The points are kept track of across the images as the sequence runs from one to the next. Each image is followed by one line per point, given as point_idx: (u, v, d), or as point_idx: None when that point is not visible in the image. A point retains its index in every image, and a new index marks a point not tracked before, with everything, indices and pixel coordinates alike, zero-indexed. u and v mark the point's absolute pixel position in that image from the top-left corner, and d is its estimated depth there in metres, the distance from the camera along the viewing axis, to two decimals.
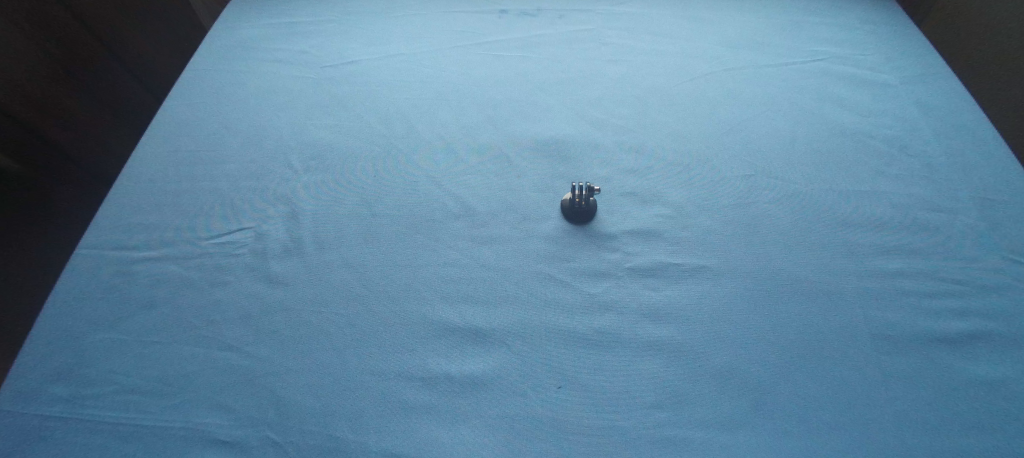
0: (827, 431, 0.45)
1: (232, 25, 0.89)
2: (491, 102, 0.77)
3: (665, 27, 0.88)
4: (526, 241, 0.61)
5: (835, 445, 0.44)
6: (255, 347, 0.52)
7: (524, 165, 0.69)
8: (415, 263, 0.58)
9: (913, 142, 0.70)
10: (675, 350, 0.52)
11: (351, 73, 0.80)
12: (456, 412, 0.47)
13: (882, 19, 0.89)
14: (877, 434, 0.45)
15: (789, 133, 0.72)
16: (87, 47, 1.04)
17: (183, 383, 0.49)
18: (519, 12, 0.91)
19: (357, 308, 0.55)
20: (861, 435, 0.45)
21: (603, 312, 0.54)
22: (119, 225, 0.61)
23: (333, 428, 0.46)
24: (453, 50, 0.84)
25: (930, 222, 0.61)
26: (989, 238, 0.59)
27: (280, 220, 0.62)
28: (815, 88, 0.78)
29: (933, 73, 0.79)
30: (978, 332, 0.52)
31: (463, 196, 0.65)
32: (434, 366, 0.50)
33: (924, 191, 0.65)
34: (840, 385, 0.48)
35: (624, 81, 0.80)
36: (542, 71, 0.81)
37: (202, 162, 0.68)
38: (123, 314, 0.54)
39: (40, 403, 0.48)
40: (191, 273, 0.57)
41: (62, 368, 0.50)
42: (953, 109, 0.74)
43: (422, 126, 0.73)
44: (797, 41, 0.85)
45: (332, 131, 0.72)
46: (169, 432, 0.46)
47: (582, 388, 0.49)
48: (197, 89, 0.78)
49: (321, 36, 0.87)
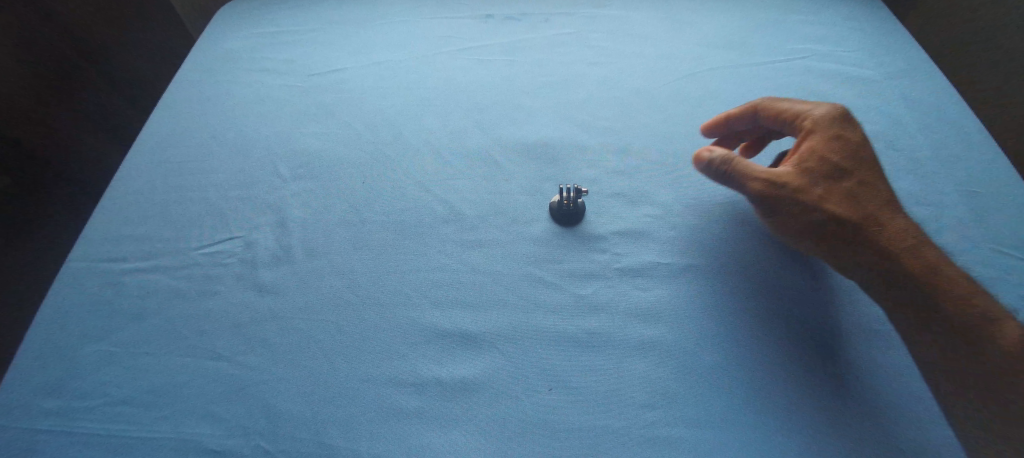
0: (812, 427, 0.46)
1: (217, 33, 0.89)
2: (479, 106, 0.77)
3: (651, 29, 0.88)
4: (514, 244, 0.61)
5: (819, 442, 0.45)
6: (245, 356, 0.52)
7: (511, 168, 0.69)
8: (403, 269, 0.59)
9: (898, 137, 0.70)
10: (663, 350, 0.52)
11: (338, 81, 0.81)
12: (448, 416, 0.48)
13: (870, 15, 0.89)
14: (859, 429, 0.46)
15: (773, 131, 0.72)
16: (78, 60, 1.05)
17: (172, 394, 0.49)
18: (504, 16, 0.90)
19: (346, 316, 0.55)
20: (845, 431, 0.46)
21: (592, 314, 0.55)
22: (104, 235, 0.61)
23: (324, 435, 0.47)
24: (439, 57, 0.84)
25: (917, 215, 0.62)
26: (973, 230, 0.60)
27: (269, 228, 0.63)
28: (800, 84, 0.78)
29: (917, 69, 0.79)
30: None
31: (451, 201, 0.65)
32: (426, 370, 0.50)
33: (910, 184, 0.65)
34: (826, 379, 0.49)
35: (610, 83, 0.80)
36: (528, 75, 0.81)
37: (188, 171, 0.68)
38: (110, 326, 0.54)
39: (27, 416, 0.48)
40: (180, 283, 0.57)
41: (50, 381, 0.50)
42: (936, 104, 0.74)
43: (410, 132, 0.74)
44: (784, 39, 0.85)
45: (320, 139, 0.73)
46: (160, 442, 0.47)
47: (573, 390, 0.49)
48: (183, 99, 0.78)
49: (306, 43, 0.87)
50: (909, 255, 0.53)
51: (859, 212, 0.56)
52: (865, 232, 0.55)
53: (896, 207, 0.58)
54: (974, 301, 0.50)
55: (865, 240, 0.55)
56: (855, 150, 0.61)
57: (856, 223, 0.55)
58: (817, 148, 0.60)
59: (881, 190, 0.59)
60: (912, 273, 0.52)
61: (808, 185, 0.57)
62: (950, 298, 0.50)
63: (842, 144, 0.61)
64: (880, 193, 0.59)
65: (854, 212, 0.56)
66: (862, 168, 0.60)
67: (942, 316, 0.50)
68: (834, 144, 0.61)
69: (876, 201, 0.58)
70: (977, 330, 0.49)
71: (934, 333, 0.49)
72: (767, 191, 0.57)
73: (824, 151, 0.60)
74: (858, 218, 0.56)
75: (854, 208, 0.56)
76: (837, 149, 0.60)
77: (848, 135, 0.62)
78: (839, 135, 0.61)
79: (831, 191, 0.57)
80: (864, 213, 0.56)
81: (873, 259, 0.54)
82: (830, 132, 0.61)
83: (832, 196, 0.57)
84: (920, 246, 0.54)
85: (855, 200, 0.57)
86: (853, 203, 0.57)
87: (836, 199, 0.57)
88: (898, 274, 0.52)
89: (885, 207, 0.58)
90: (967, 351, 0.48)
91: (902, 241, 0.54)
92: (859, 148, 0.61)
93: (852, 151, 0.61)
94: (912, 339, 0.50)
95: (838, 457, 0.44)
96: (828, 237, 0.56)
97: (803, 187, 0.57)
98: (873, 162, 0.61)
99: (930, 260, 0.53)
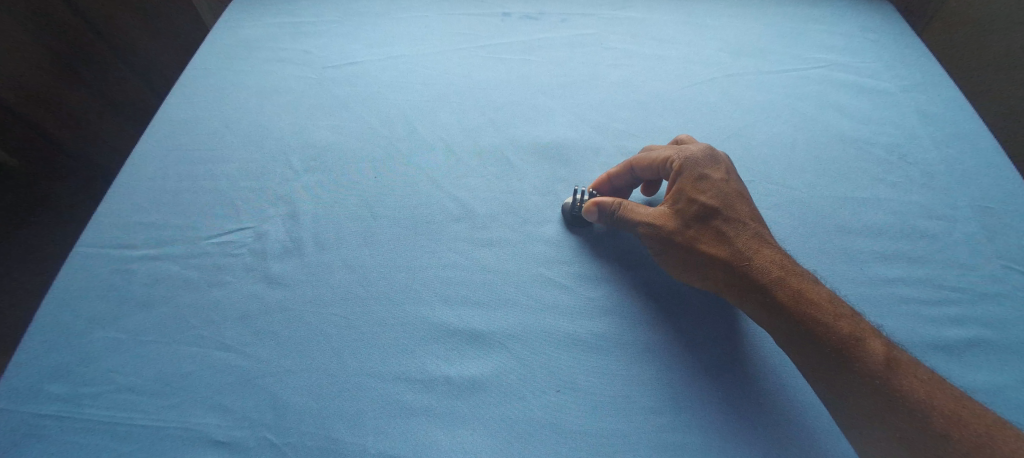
0: (812, 434, 0.47)
1: (231, 23, 0.89)
2: (494, 105, 0.77)
3: (668, 33, 0.88)
4: (526, 245, 0.61)
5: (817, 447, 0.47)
6: (253, 348, 0.52)
7: (525, 169, 0.69)
8: (415, 265, 0.58)
9: (913, 150, 0.70)
10: (669, 356, 0.52)
11: (353, 74, 0.80)
12: (457, 415, 0.48)
13: (887, 26, 0.89)
14: None
15: (788, 139, 0.72)
16: (91, 42, 1.04)
17: (179, 384, 0.49)
18: (521, 15, 0.90)
19: (356, 311, 0.54)
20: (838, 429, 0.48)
21: (601, 317, 0.55)
22: (114, 221, 0.61)
23: (331, 429, 0.47)
24: (455, 53, 0.84)
25: (930, 229, 0.62)
26: (986, 246, 0.60)
27: (280, 219, 0.62)
28: (817, 95, 0.78)
29: (932, 82, 0.79)
30: (973, 340, 0.53)
31: (464, 199, 0.65)
32: (434, 368, 0.50)
33: (923, 198, 0.65)
34: None
35: (627, 86, 0.80)
36: (545, 74, 0.81)
37: (199, 160, 0.68)
38: (118, 313, 0.54)
39: (31, 401, 0.48)
40: (190, 272, 0.57)
41: (56, 365, 0.50)
42: (951, 118, 0.74)
43: (423, 128, 0.73)
44: (800, 48, 0.85)
45: (333, 131, 0.73)
46: (166, 432, 0.47)
47: (581, 393, 0.49)
48: (197, 86, 0.78)
49: (323, 35, 0.87)
50: (786, 295, 0.50)
51: (737, 252, 0.53)
52: (745, 273, 0.52)
53: (774, 246, 0.54)
54: (860, 342, 0.46)
55: (742, 281, 0.52)
56: (724, 189, 0.56)
57: (733, 265, 0.52)
58: (680, 190, 0.56)
59: (758, 229, 0.55)
60: (798, 317, 0.49)
61: (723, 231, 0.54)
62: (834, 341, 0.47)
63: (709, 185, 0.56)
64: (758, 232, 0.54)
65: (722, 252, 0.53)
66: (730, 208, 0.55)
67: (830, 357, 0.47)
68: (691, 185, 0.56)
69: (754, 241, 0.54)
70: (867, 367, 0.45)
71: (844, 376, 0.46)
72: (652, 233, 0.56)
73: (689, 192, 0.56)
74: (737, 259, 0.52)
75: (728, 249, 0.53)
76: (699, 189, 0.56)
77: (713, 175, 0.57)
78: (703, 175, 0.57)
79: (697, 231, 0.54)
80: (741, 254, 0.53)
81: (757, 301, 0.51)
82: (692, 173, 0.57)
83: (701, 236, 0.54)
84: (806, 292, 0.50)
85: (722, 239, 0.53)
86: (731, 243, 0.53)
87: (706, 240, 0.54)
88: (785, 320, 0.49)
89: (753, 243, 0.53)
90: (860, 394, 0.45)
91: (789, 282, 0.50)
92: (727, 189, 0.56)
93: (722, 190, 0.56)
94: (814, 379, 0.48)
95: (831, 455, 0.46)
96: (717, 280, 0.53)
97: (672, 229, 0.55)
98: (746, 200, 0.57)
99: (820, 303, 0.49)
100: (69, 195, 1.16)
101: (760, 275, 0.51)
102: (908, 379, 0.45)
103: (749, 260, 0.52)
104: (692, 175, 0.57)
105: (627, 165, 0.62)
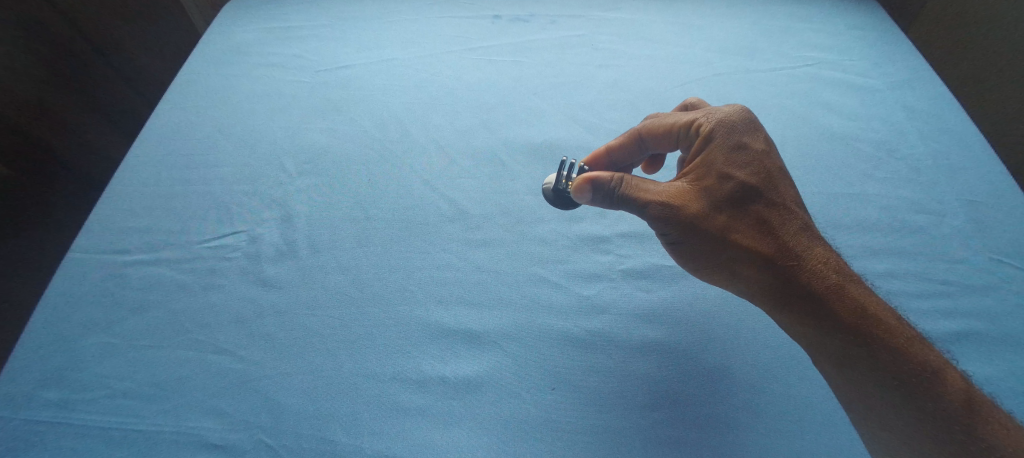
0: (806, 427, 0.48)
1: (223, 27, 0.89)
2: (486, 107, 0.77)
3: (659, 34, 0.89)
4: (520, 245, 0.61)
5: (808, 442, 0.47)
6: (249, 351, 0.52)
7: (517, 169, 0.70)
8: (410, 267, 0.59)
9: (900, 146, 0.71)
10: (663, 352, 0.53)
11: (346, 77, 0.81)
12: (453, 414, 0.48)
13: (874, 24, 0.90)
14: (842, 422, 0.49)
15: (778, 136, 0.73)
16: (76, 41, 1.05)
17: (173, 388, 0.49)
18: (512, 18, 0.90)
19: (351, 312, 0.55)
20: (831, 420, 0.49)
21: (596, 315, 0.55)
22: (108, 226, 0.61)
23: (327, 431, 0.47)
24: (448, 56, 0.84)
25: (919, 223, 0.63)
26: (973, 239, 0.61)
27: (274, 223, 0.62)
28: (805, 92, 0.79)
29: (918, 78, 0.81)
30: (963, 331, 0.54)
31: (457, 200, 0.66)
32: (428, 368, 0.51)
33: (911, 192, 0.66)
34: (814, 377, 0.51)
35: (617, 86, 0.81)
36: (536, 76, 0.82)
37: (193, 164, 0.68)
38: (112, 317, 0.54)
39: (24, 409, 0.48)
40: (184, 276, 0.57)
41: (50, 372, 0.50)
42: (938, 113, 0.75)
43: (417, 131, 0.74)
44: (789, 46, 0.86)
45: (327, 134, 0.73)
46: (162, 436, 0.47)
47: (573, 388, 0.50)
48: (189, 91, 0.78)
49: (316, 39, 0.87)
50: (838, 300, 0.48)
51: (776, 240, 0.51)
52: (784, 266, 0.50)
53: (816, 237, 0.52)
54: (921, 362, 0.45)
55: (779, 272, 0.50)
56: (760, 162, 0.54)
57: (770, 254, 0.50)
58: (710, 162, 0.54)
59: (792, 209, 0.53)
60: (847, 321, 0.47)
61: (759, 215, 0.52)
62: (889, 354, 0.46)
63: (744, 159, 0.54)
64: (790, 211, 0.53)
65: (755, 240, 0.51)
66: (767, 188, 0.53)
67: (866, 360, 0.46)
68: (722, 158, 0.53)
69: (796, 229, 0.52)
70: (929, 390, 0.45)
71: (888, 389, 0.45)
72: (667, 215, 0.52)
73: (720, 166, 0.53)
74: (775, 249, 0.51)
75: (764, 236, 0.51)
76: (733, 163, 0.53)
77: (749, 144, 0.55)
78: (737, 146, 0.54)
79: (729, 215, 0.52)
80: (771, 235, 0.51)
81: (776, 282, 0.50)
82: (725, 142, 0.54)
83: (734, 222, 0.51)
84: (830, 273, 0.49)
85: (758, 223, 0.52)
86: (767, 228, 0.51)
87: (739, 226, 0.51)
88: (825, 316, 0.48)
89: (792, 232, 0.52)
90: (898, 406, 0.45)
91: (811, 262, 0.50)
92: (765, 164, 0.54)
93: (759, 165, 0.54)
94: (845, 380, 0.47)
95: (821, 445, 0.47)
96: (748, 265, 0.51)
97: (699, 211, 0.52)
98: (783, 176, 0.55)
99: (842, 285, 0.49)
100: (59, 205, 1.12)
101: (794, 261, 0.50)
102: (939, 381, 0.45)
103: (785, 246, 0.51)
104: (724, 145, 0.54)
105: (643, 133, 0.61)
